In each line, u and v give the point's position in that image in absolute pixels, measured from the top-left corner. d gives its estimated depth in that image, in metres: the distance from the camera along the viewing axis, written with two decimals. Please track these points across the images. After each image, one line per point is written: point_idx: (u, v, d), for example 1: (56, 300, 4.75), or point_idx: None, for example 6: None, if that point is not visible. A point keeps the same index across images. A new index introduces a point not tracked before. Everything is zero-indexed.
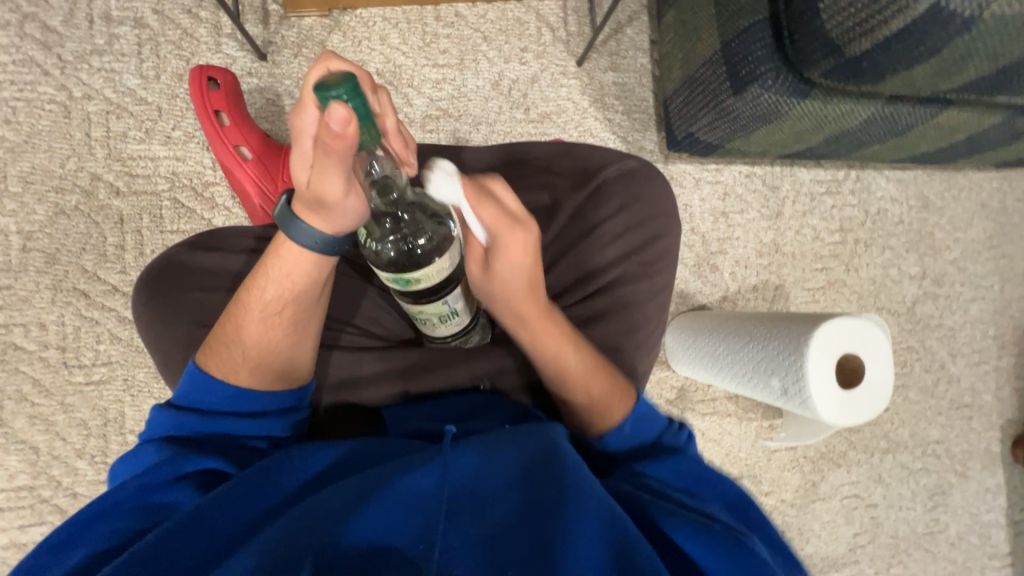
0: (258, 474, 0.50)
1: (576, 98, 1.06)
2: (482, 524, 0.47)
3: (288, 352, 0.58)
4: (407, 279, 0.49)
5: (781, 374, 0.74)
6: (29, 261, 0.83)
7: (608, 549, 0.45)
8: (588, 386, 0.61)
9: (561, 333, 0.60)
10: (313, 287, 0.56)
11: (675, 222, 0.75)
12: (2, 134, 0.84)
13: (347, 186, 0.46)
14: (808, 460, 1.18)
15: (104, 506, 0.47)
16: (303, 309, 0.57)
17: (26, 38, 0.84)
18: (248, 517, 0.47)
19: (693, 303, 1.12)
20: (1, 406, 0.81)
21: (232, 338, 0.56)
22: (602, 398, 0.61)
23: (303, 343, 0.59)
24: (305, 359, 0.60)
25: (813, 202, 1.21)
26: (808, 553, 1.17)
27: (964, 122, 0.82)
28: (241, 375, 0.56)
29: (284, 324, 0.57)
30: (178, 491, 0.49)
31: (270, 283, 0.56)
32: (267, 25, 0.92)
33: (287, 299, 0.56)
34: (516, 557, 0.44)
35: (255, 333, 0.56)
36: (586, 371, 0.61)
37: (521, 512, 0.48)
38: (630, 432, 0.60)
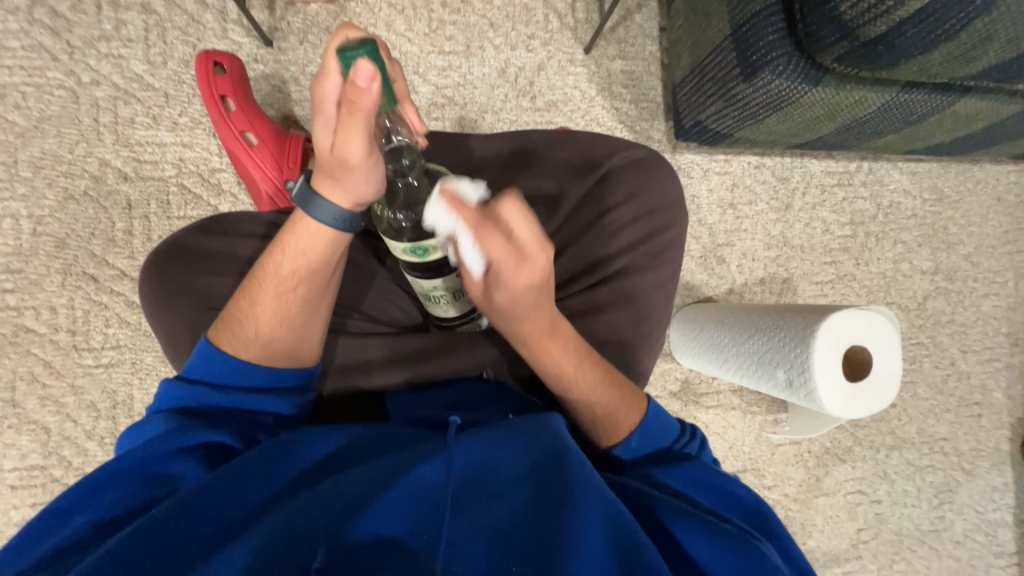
0: (263, 458, 0.50)
1: (583, 86, 1.05)
2: (483, 517, 0.47)
3: (300, 332, 0.58)
4: (425, 246, 0.50)
5: (786, 367, 0.74)
6: (40, 245, 0.84)
7: (611, 548, 0.45)
8: (597, 398, 0.60)
9: (569, 352, 0.58)
10: (324, 267, 0.57)
11: (682, 212, 0.73)
12: (12, 119, 0.84)
13: (369, 152, 0.46)
14: (813, 454, 1.17)
15: (112, 475, 0.48)
16: (314, 289, 0.58)
17: (35, 23, 0.85)
18: (252, 498, 0.48)
19: (698, 295, 1.11)
20: (14, 386, 0.83)
21: (245, 316, 0.57)
22: (610, 407, 0.61)
23: (314, 323, 0.59)
24: (316, 340, 0.60)
25: (824, 194, 1.19)
26: (811, 547, 1.16)
27: (982, 111, 0.79)
28: (254, 352, 0.57)
29: (296, 303, 0.57)
30: (183, 465, 0.49)
31: (283, 262, 0.56)
32: (274, 10, 0.92)
33: (299, 277, 0.57)
34: (517, 554, 0.44)
35: (267, 312, 0.56)
36: (593, 386, 0.60)
37: (524, 510, 0.48)
38: (638, 443, 0.61)
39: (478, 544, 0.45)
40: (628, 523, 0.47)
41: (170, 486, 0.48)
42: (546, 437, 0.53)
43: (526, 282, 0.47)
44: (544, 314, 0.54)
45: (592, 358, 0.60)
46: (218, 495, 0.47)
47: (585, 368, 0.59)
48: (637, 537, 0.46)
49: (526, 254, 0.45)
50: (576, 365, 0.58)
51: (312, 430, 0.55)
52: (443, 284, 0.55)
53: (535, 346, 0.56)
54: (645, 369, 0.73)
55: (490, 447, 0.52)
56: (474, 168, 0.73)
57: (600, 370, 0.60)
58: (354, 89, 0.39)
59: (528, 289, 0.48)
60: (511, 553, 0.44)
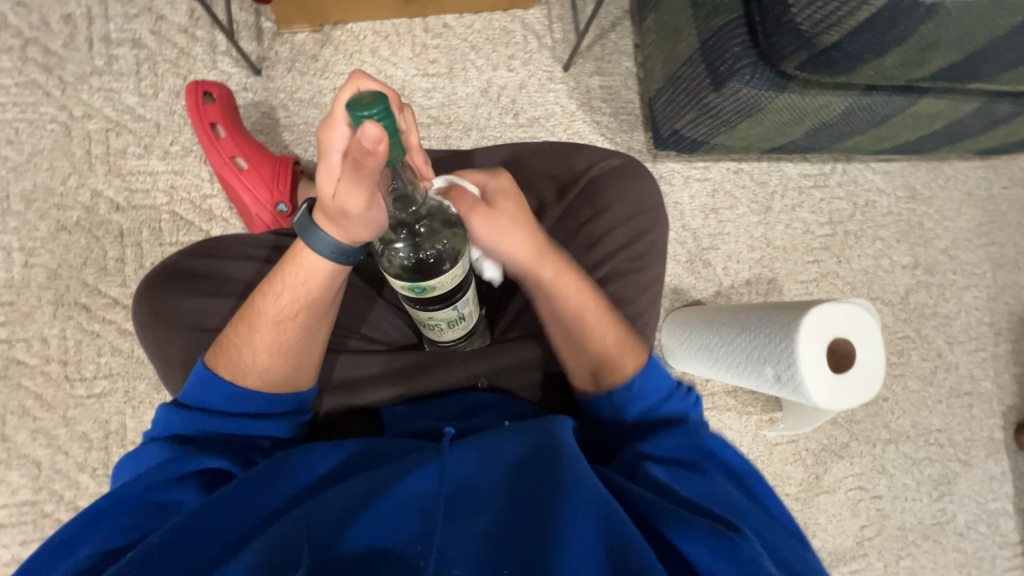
0: (259, 478, 0.50)
1: (564, 102, 1.09)
2: (479, 524, 0.48)
3: (298, 358, 0.58)
4: (423, 286, 0.51)
5: (774, 362, 0.75)
6: (31, 277, 0.84)
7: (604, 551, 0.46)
8: (603, 335, 0.64)
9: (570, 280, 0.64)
10: (319, 297, 0.57)
11: (662, 217, 0.76)
12: (5, 154, 0.86)
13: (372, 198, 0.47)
14: (811, 452, 1.18)
15: (108, 505, 0.47)
16: (314, 316, 0.58)
17: (29, 62, 0.87)
18: (249, 517, 0.48)
19: (687, 299, 1.13)
20: (4, 421, 0.82)
21: (244, 342, 0.57)
22: (615, 347, 0.64)
23: (313, 350, 0.59)
24: (314, 366, 0.60)
25: (802, 195, 1.23)
26: (816, 547, 1.16)
27: (941, 110, 0.84)
28: (250, 378, 0.57)
29: (296, 330, 0.57)
30: (182, 490, 0.49)
31: (281, 289, 0.57)
32: (262, 41, 0.95)
33: (296, 305, 0.57)
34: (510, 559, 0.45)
35: (266, 339, 0.57)
36: (591, 301, 0.65)
37: (518, 514, 0.48)
38: (637, 389, 0.62)
39: (476, 550, 0.46)
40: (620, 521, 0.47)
41: (169, 512, 0.48)
42: (541, 441, 0.53)
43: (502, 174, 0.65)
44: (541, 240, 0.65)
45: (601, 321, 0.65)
46: (216, 515, 0.47)
47: (589, 289, 0.65)
48: (627, 534, 0.46)
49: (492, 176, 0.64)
50: (580, 279, 0.65)
51: (309, 445, 0.55)
52: (439, 313, 0.57)
53: (535, 248, 0.64)
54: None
55: (484, 456, 0.53)
56: None
57: (602, 308, 0.65)
58: (362, 147, 0.39)
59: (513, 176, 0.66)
60: (505, 561, 0.45)
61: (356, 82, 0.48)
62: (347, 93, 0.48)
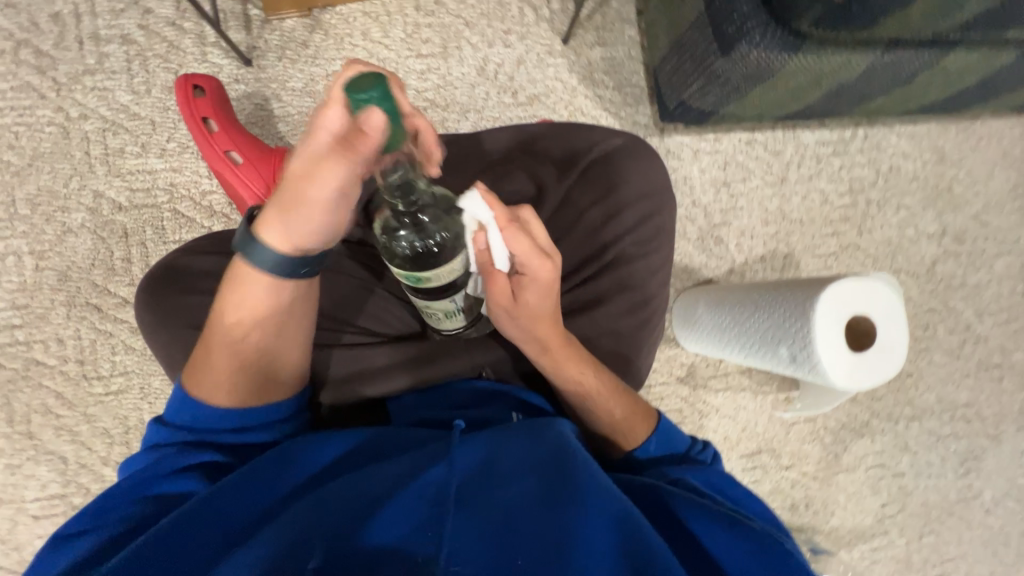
0: (268, 466, 0.51)
1: (564, 77, 1.04)
2: (491, 516, 0.47)
3: (270, 368, 0.57)
4: (417, 278, 0.48)
5: (789, 343, 0.72)
6: (43, 280, 0.86)
7: (621, 548, 0.46)
8: (610, 410, 0.63)
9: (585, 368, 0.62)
10: (276, 308, 0.55)
11: (667, 196, 0.73)
12: (8, 159, 0.86)
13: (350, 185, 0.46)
14: (829, 431, 1.15)
15: (116, 495, 0.49)
16: (271, 325, 0.56)
17: (22, 64, 0.87)
18: (252, 506, 0.48)
19: (698, 278, 1.09)
20: (29, 420, 0.85)
21: (204, 367, 0.55)
22: (620, 421, 0.64)
23: (282, 355, 0.58)
24: (288, 369, 0.59)
25: (820, 164, 1.17)
26: (835, 525, 1.14)
27: (973, 65, 0.78)
28: (218, 395, 0.55)
29: (257, 342, 0.56)
30: (188, 481, 0.51)
31: (236, 304, 0.54)
32: (250, 30, 0.93)
33: (255, 320, 0.55)
34: (524, 550, 0.45)
35: (226, 359, 0.55)
36: (606, 393, 0.63)
37: (532, 508, 0.48)
38: (653, 449, 0.63)
39: (487, 538, 0.45)
40: (637, 522, 0.47)
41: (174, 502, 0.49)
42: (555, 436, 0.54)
43: (548, 275, 0.53)
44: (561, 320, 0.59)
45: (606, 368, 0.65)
46: (219, 504, 0.47)
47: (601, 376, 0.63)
48: (643, 531, 0.46)
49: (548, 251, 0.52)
50: (593, 370, 0.63)
51: (316, 437, 0.55)
52: (437, 305, 0.54)
53: (553, 352, 0.60)
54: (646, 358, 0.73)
55: (497, 449, 0.53)
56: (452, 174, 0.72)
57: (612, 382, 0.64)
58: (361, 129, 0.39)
59: (552, 287, 0.54)
60: (518, 550, 0.45)
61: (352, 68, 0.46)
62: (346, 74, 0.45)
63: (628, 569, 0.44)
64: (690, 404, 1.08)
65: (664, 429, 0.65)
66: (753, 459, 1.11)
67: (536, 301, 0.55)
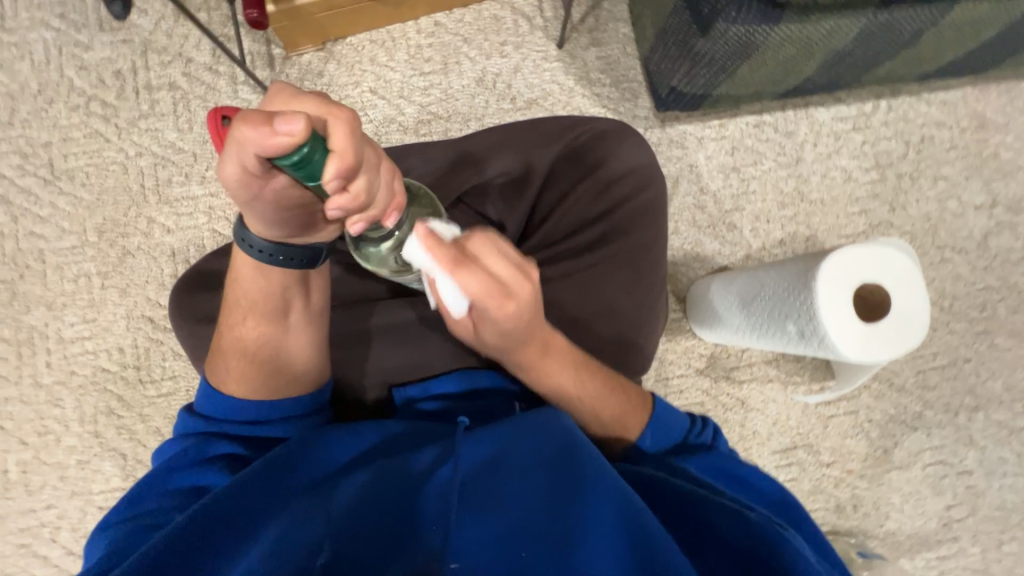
0: (291, 459, 0.54)
1: (561, 80, 1.08)
2: (496, 512, 0.50)
3: (275, 355, 0.61)
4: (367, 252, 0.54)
5: (797, 318, 0.69)
6: (107, 296, 0.99)
7: (627, 543, 0.49)
8: (597, 414, 0.64)
9: (568, 371, 0.63)
10: (266, 295, 0.59)
11: (657, 172, 0.75)
12: (79, 195, 1.00)
13: (255, 188, 0.46)
14: (875, 424, 1.05)
15: (152, 483, 0.55)
16: (268, 316, 0.60)
17: (91, 114, 1.02)
18: (272, 502, 0.51)
19: (712, 266, 1.06)
20: (96, 420, 0.96)
21: (218, 357, 0.62)
22: (613, 422, 0.65)
23: (282, 349, 0.61)
24: (289, 363, 0.62)
25: (839, 141, 1.11)
26: (891, 530, 1.03)
27: (985, 16, 0.73)
28: (233, 387, 0.60)
29: (256, 333, 0.60)
30: (207, 474, 0.55)
31: (235, 300, 0.61)
32: (274, 66, 1.04)
33: (251, 307, 0.60)
34: (531, 547, 0.48)
35: (234, 347, 0.61)
36: (595, 398, 0.64)
37: (540, 506, 0.51)
38: (655, 433, 0.65)
39: (493, 535, 0.48)
40: (641, 515, 0.50)
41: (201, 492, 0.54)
42: (557, 432, 0.58)
43: (514, 310, 0.52)
44: (538, 337, 0.59)
45: (591, 368, 0.64)
46: (244, 499, 0.50)
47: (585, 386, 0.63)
48: (646, 523, 0.50)
49: (512, 287, 0.51)
50: (575, 381, 0.63)
51: (330, 433, 0.58)
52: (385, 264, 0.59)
53: (536, 367, 0.61)
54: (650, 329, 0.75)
55: (504, 448, 0.56)
56: (441, 161, 0.74)
57: (601, 379, 0.65)
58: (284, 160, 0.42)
59: (516, 325, 0.54)
60: (525, 545, 0.48)
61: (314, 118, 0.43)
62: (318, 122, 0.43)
63: (633, 562, 0.47)
64: (712, 397, 1.04)
65: (661, 418, 0.66)
66: (788, 455, 1.04)
67: (502, 334, 0.55)
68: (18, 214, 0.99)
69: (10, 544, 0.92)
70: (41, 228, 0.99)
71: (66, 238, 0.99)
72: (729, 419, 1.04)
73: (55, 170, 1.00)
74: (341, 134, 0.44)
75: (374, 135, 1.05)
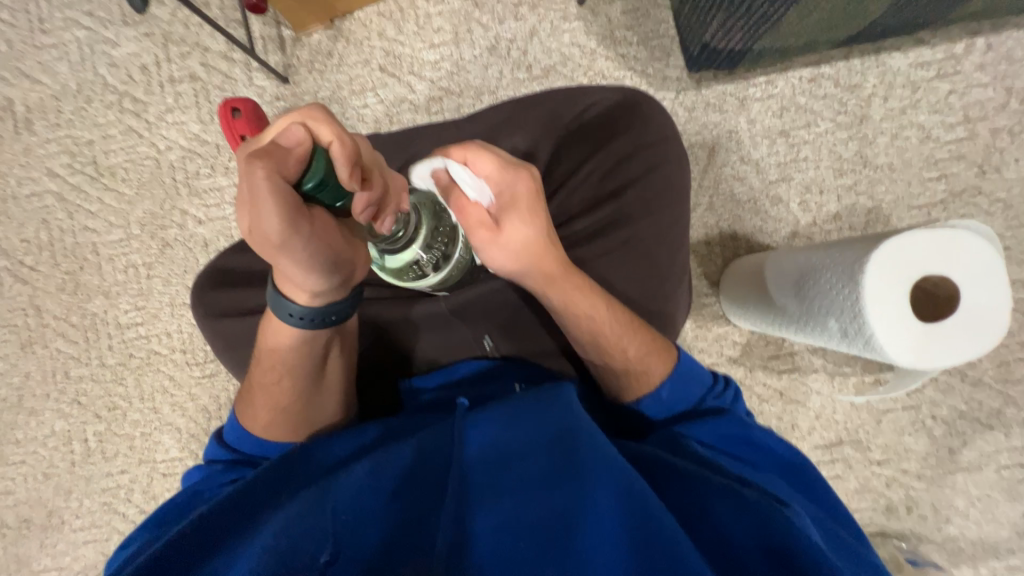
0: (295, 458, 0.56)
1: (582, 41, 0.98)
2: (489, 498, 0.48)
3: (314, 408, 0.61)
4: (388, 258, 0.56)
5: (836, 314, 0.62)
6: (153, 285, 1.06)
7: (626, 516, 0.45)
8: (624, 348, 0.60)
9: (589, 294, 0.60)
10: (306, 353, 0.56)
11: (676, 146, 0.68)
12: (121, 190, 1.07)
13: (298, 231, 0.41)
14: (941, 421, 0.93)
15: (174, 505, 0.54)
16: (297, 374, 0.58)
17: (125, 111, 1.06)
18: (278, 503, 0.51)
19: (753, 246, 0.95)
20: (153, 398, 1.06)
21: (248, 397, 0.60)
22: (638, 359, 0.61)
23: (312, 397, 0.60)
24: (318, 409, 0.61)
25: (918, 92, 0.94)
26: (952, 536, 0.93)
27: None
28: (262, 430, 0.59)
29: (286, 385, 0.58)
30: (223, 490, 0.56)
31: (266, 355, 0.58)
32: (285, 50, 1.02)
33: (288, 371, 0.57)
34: (525, 531, 0.45)
35: (262, 395, 0.59)
36: (621, 329, 0.61)
37: (534, 489, 0.48)
38: (668, 398, 0.60)
39: (488, 521, 0.46)
40: (640, 490, 0.47)
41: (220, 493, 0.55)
42: (554, 411, 0.56)
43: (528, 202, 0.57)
44: (552, 254, 0.59)
45: (616, 301, 0.62)
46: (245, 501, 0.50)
47: (607, 309, 0.61)
48: (646, 497, 0.47)
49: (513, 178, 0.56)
50: (601, 302, 0.61)
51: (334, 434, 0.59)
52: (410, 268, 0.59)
53: (554, 287, 0.59)
54: (668, 318, 0.69)
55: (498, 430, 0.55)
56: (438, 147, 0.70)
57: (626, 315, 0.62)
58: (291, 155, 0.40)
59: (531, 217, 0.57)
60: (522, 530, 0.45)
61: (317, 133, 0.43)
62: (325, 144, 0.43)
63: (635, 539, 0.44)
64: (746, 388, 0.96)
65: (682, 376, 0.61)
66: (832, 451, 0.95)
67: (522, 234, 0.58)
68: (73, 210, 1.07)
69: (93, 503, 1.05)
70: (92, 222, 1.07)
71: (115, 231, 1.07)
72: (765, 411, 0.96)
73: (99, 166, 1.07)
74: (340, 144, 0.43)
75: (385, 116, 1.01)
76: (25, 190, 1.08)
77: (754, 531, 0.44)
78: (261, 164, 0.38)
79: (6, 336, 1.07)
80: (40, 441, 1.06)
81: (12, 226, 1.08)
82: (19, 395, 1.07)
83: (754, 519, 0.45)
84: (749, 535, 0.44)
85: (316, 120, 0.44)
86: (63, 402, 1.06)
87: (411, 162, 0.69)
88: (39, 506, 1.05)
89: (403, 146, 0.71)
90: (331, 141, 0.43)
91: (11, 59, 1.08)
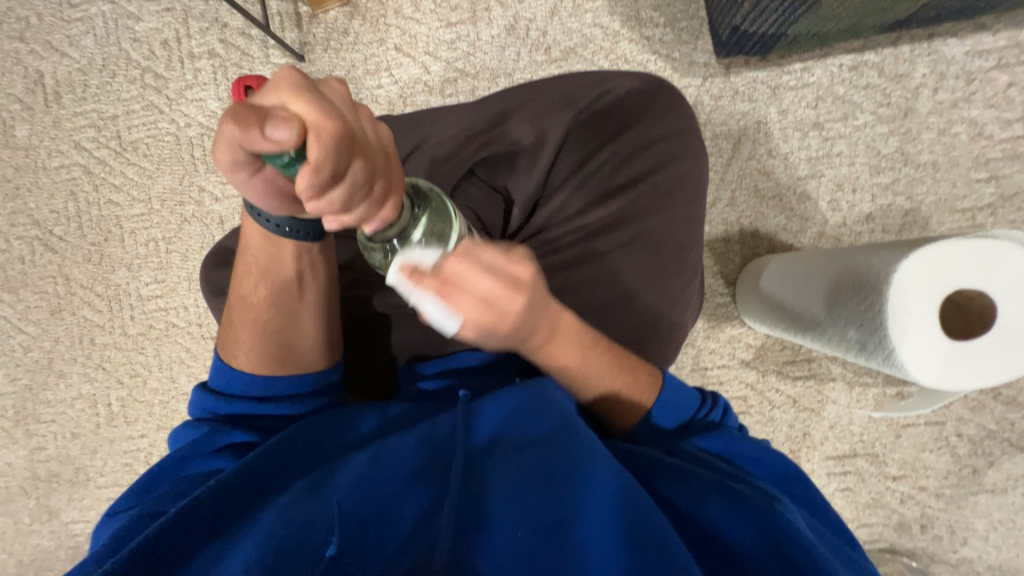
0: (294, 441, 0.51)
1: (605, 22, 0.93)
2: (487, 496, 0.46)
3: (287, 334, 0.59)
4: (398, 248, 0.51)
5: (857, 324, 0.61)
6: (172, 259, 1.09)
7: (621, 523, 0.43)
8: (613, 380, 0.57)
9: (575, 347, 0.55)
10: (283, 270, 0.58)
11: (695, 142, 0.65)
12: (143, 164, 1.09)
13: (234, 175, 0.43)
14: (966, 439, 0.88)
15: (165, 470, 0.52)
16: (278, 289, 0.59)
17: (147, 87, 1.08)
18: (272, 490, 0.48)
19: (774, 246, 0.90)
20: (171, 367, 1.10)
21: (231, 328, 0.60)
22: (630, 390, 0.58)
23: (294, 324, 0.59)
24: (302, 336, 0.60)
25: (972, 84, 0.86)
26: (968, 558, 0.89)
27: None
28: (244, 362, 0.58)
29: (269, 306, 0.59)
30: (218, 460, 0.52)
31: (247, 269, 0.59)
32: (301, 27, 1.01)
33: (264, 275, 0.58)
34: (524, 531, 0.43)
35: (244, 321, 0.59)
36: (603, 373, 0.57)
37: (531, 486, 0.46)
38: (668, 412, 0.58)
39: (486, 522, 0.44)
40: (636, 493, 0.45)
41: (205, 480, 0.50)
42: (556, 412, 0.52)
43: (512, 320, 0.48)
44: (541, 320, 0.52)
45: (599, 346, 0.57)
46: (243, 484, 0.47)
47: (591, 361, 0.56)
48: (643, 505, 0.44)
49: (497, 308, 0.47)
50: (583, 356, 0.56)
51: (342, 414, 0.55)
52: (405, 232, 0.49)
53: (538, 350, 0.55)
54: (675, 322, 0.67)
55: (501, 424, 0.52)
56: (443, 132, 0.67)
57: (612, 356, 0.57)
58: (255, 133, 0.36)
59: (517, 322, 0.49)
60: (522, 531, 0.43)
61: (316, 130, 0.38)
62: (313, 143, 0.38)
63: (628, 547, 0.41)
64: (758, 392, 0.92)
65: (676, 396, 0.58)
66: (845, 463, 0.91)
67: (510, 335, 0.50)
68: (99, 183, 1.10)
69: (116, 463, 1.11)
70: (116, 196, 1.10)
71: (136, 205, 1.09)
72: (776, 418, 0.92)
73: (123, 141, 1.09)
74: (310, 172, 0.38)
75: (399, 97, 0.99)
76: (55, 162, 1.11)
77: (752, 525, 0.43)
78: (226, 132, 0.37)
79: (37, 302, 1.12)
80: (68, 402, 1.12)
81: (43, 196, 1.12)
82: (49, 358, 1.13)
83: (750, 521, 0.43)
84: (740, 543, 0.43)
85: (316, 136, 0.38)
86: (89, 367, 1.12)
87: (418, 146, 0.67)
88: (68, 463, 1.12)
89: (409, 128, 0.68)
90: (309, 162, 0.38)
91: (41, 32, 1.10)
